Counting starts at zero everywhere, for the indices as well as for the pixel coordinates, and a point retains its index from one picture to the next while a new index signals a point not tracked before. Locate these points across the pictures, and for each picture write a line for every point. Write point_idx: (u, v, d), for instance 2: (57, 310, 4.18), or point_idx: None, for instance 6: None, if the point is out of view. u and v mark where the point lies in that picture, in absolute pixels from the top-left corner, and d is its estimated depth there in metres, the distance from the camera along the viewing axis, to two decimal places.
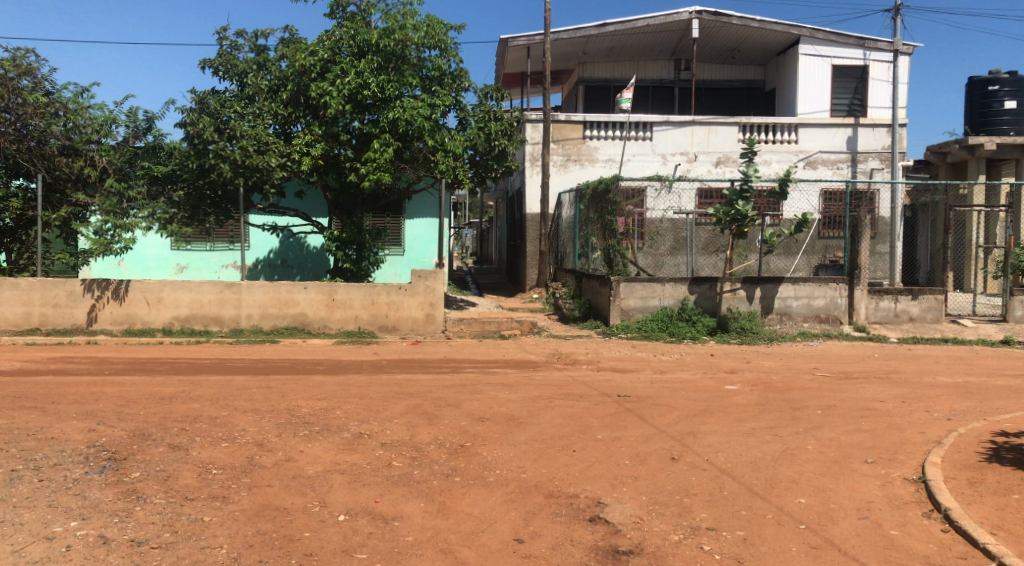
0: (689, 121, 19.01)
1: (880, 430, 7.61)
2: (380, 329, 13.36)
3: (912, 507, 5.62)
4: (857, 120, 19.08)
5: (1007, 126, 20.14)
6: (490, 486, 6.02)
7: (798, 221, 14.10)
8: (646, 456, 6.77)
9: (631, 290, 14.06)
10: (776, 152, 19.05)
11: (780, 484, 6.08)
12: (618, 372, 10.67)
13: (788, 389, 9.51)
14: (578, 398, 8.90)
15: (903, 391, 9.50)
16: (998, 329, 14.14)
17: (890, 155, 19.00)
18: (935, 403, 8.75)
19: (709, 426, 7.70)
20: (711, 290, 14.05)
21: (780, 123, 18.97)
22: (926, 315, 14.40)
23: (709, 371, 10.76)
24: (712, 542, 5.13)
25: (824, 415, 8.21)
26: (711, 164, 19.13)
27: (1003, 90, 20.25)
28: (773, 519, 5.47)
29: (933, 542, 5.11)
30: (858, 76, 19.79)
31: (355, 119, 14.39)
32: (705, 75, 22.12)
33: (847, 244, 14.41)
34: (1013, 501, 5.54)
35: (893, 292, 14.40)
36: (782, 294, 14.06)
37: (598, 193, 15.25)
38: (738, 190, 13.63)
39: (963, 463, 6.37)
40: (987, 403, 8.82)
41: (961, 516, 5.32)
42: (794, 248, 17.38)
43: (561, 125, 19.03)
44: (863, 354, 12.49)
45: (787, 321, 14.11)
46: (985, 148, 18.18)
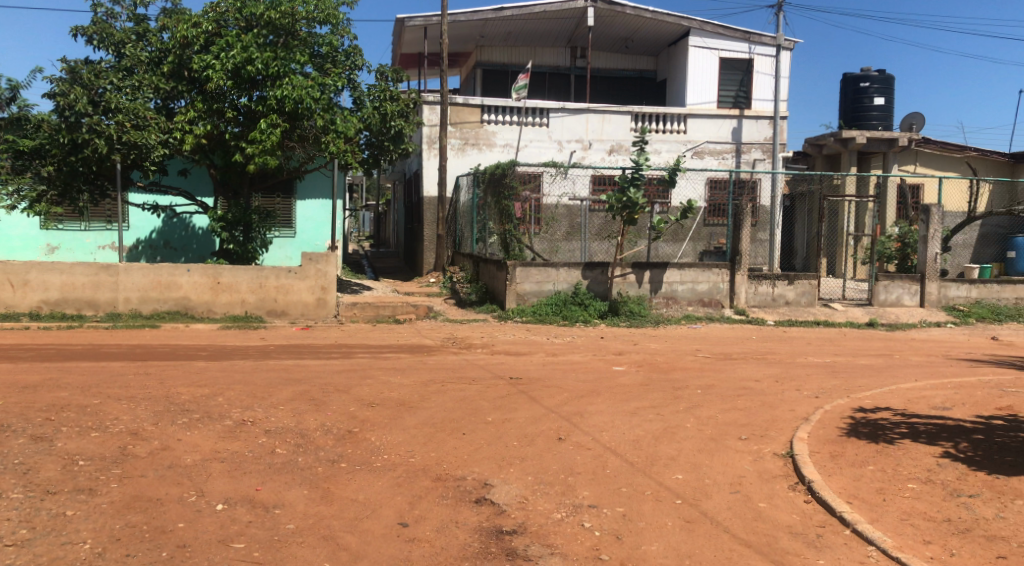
0: (584, 108, 19.26)
1: (755, 407, 7.99)
2: (268, 313, 13.01)
3: (779, 480, 5.94)
4: (741, 112, 19.83)
5: (876, 122, 21.40)
6: (376, 471, 5.98)
7: (685, 208, 14.58)
8: (533, 436, 6.88)
9: (527, 274, 14.19)
10: (665, 141, 19.65)
11: (659, 461, 6.31)
12: (511, 355, 10.78)
13: (671, 370, 9.87)
14: (471, 381, 8.95)
15: (776, 370, 10.03)
16: (864, 312, 15.09)
17: (771, 146, 19.88)
18: (805, 382, 9.28)
19: (595, 406, 7.91)
20: (603, 275, 14.38)
21: (670, 113, 19.52)
22: (800, 298, 15.23)
23: (599, 353, 11.03)
24: (592, 519, 5.25)
25: (703, 394, 8.57)
26: (605, 151, 19.49)
27: (872, 87, 21.47)
28: (652, 495, 5.67)
29: (796, 512, 5.40)
30: (744, 68, 20.60)
31: (242, 96, 13.84)
32: (601, 63, 22.45)
33: (730, 230, 14.96)
34: (868, 472, 5.94)
35: (770, 277, 15.11)
36: (669, 279, 14.58)
37: (495, 178, 15.39)
38: (630, 177, 13.95)
39: (827, 438, 6.77)
40: (850, 380, 9.43)
41: (822, 487, 5.65)
42: (681, 235, 18.00)
43: (459, 108, 18.95)
44: (743, 335, 13.07)
45: (672, 304, 14.65)
46: (857, 142, 19.34)
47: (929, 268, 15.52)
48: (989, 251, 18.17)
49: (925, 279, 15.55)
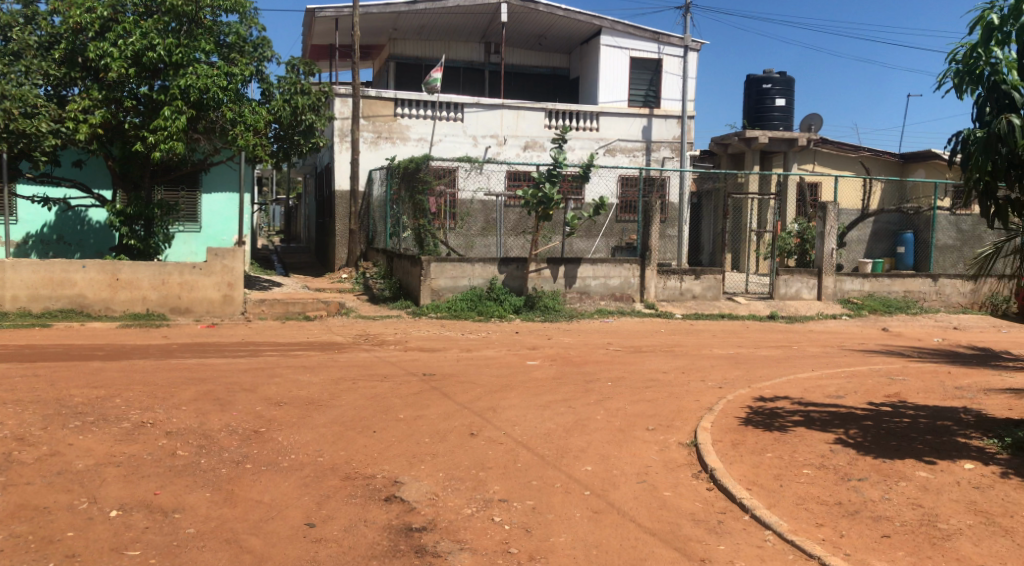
0: (498, 104, 19.30)
1: (662, 399, 8.19)
2: (171, 311, 12.55)
3: (684, 469, 6.11)
4: (651, 111, 20.25)
5: (778, 122, 22.23)
6: (283, 471, 5.85)
7: (597, 205, 14.80)
8: (445, 432, 6.86)
9: (442, 270, 14.11)
10: (579, 139, 19.90)
11: (569, 454, 6.40)
12: (424, 351, 10.72)
13: (583, 363, 10.02)
14: (382, 378, 8.86)
15: (683, 362, 10.32)
16: (766, 306, 15.66)
17: (679, 145, 20.38)
18: (710, 373, 9.58)
19: (508, 401, 7.95)
20: (518, 270, 14.50)
21: (583, 111, 19.78)
22: (706, 293, 15.67)
23: (512, 348, 11.09)
24: (502, 514, 5.28)
25: (613, 386, 8.73)
26: (520, 148, 19.58)
27: (774, 88, 22.26)
28: (561, 487, 5.74)
29: (699, 499, 5.56)
30: (653, 68, 21.05)
31: (143, 84, 13.28)
32: (514, 59, 22.54)
33: (640, 226, 15.27)
34: (767, 459, 6.18)
35: (679, 272, 15.49)
36: (582, 274, 14.81)
37: (408, 172, 15.24)
38: (546, 173, 14.07)
39: (728, 427, 7.01)
40: (752, 371, 9.79)
41: (723, 474, 5.84)
42: (594, 230, 18.33)
43: (371, 101, 18.69)
44: (652, 329, 13.37)
45: (585, 299, 14.87)
46: (760, 142, 20.03)
47: (826, 262, 16.22)
48: (881, 247, 18.84)
49: (822, 273, 16.25)
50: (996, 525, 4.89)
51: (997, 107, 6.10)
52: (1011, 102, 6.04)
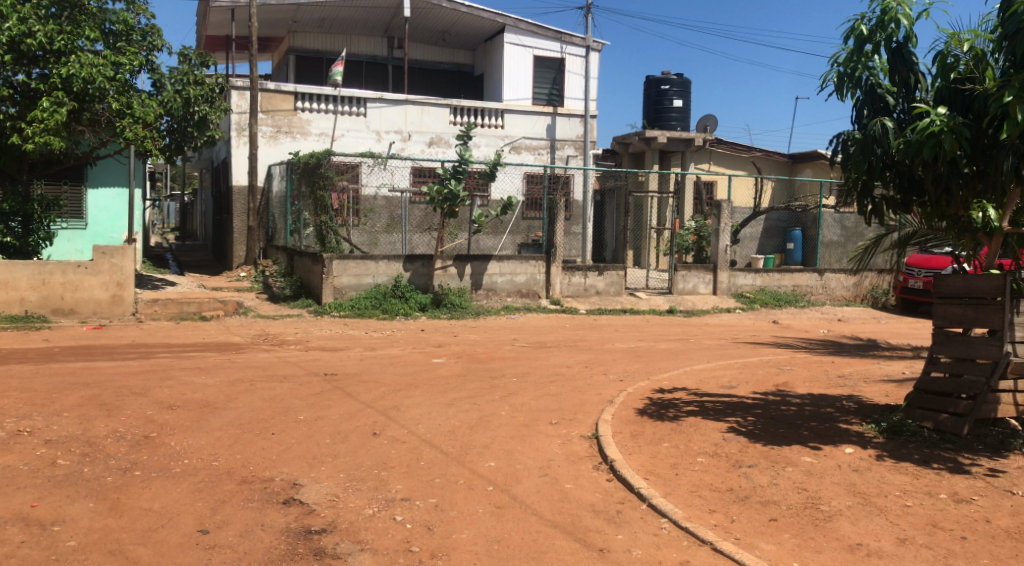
0: (402, 100, 19.11)
1: (565, 393, 8.31)
2: (53, 312, 11.88)
3: (585, 461, 6.22)
4: (555, 109, 20.45)
5: (675, 123, 22.89)
6: (175, 477, 5.63)
7: (503, 202, 14.86)
8: (347, 433, 6.76)
9: (345, 267, 13.88)
10: (484, 136, 19.91)
11: (473, 450, 6.40)
12: (327, 350, 10.53)
13: (488, 360, 10.05)
14: (282, 378, 8.64)
15: (586, 356, 10.49)
16: (665, 301, 16.10)
17: (583, 144, 20.69)
18: (612, 366, 9.78)
19: (412, 399, 7.89)
20: (423, 268, 14.40)
21: (487, 108, 19.83)
22: (609, 288, 16.02)
23: (418, 345, 11.02)
24: (404, 513, 5.23)
25: (518, 382, 8.80)
26: (425, 144, 19.45)
27: (671, 89, 22.90)
28: (464, 484, 5.74)
29: (599, 491, 5.66)
30: (556, 67, 21.27)
31: (20, 72, 12.49)
32: (418, 55, 22.37)
33: (545, 223, 15.43)
34: (664, 449, 6.35)
35: (583, 268, 15.76)
36: (488, 271, 14.87)
37: (309, 167, 14.89)
38: (451, 169, 14.02)
39: (628, 419, 7.17)
40: (652, 364, 10.06)
41: (623, 465, 5.97)
42: (501, 228, 18.39)
43: (270, 94, 18.20)
44: (557, 324, 13.54)
45: (492, 296, 14.93)
46: (659, 141, 20.57)
47: (721, 257, 16.80)
48: (772, 244, 20.05)
49: (718, 268, 16.83)
50: (872, 504, 5.19)
51: (872, 110, 6.49)
52: (885, 104, 6.44)
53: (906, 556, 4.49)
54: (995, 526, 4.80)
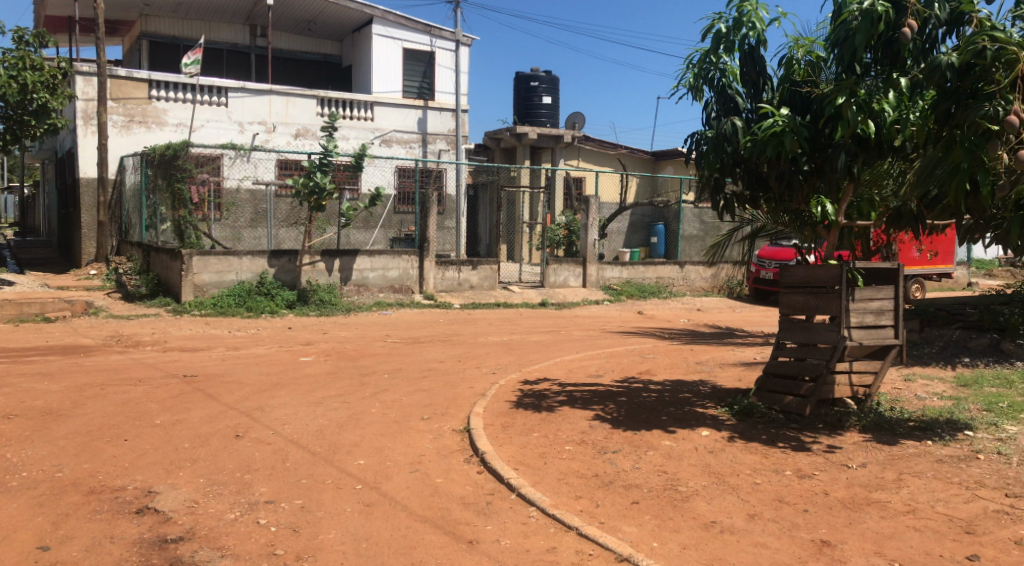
0: (266, 89, 18.46)
1: (437, 388, 8.29)
2: None
3: (456, 455, 6.23)
4: (425, 102, 20.36)
5: (545, 119, 23.29)
6: (12, 492, 5.22)
7: (373, 196, 14.63)
8: (208, 436, 6.48)
9: (206, 264, 13.28)
10: (353, 128, 19.57)
11: (342, 449, 6.29)
12: (187, 351, 10.05)
13: (358, 357, 9.90)
14: (137, 382, 8.18)
15: (458, 350, 10.51)
16: (537, 294, 16.37)
17: (454, 138, 20.70)
18: (484, 360, 9.85)
19: (278, 399, 7.66)
20: (290, 263, 13.98)
21: (356, 100, 19.47)
22: (482, 282, 16.14)
23: (285, 344, 10.69)
24: (268, 516, 5.07)
25: (389, 378, 8.71)
26: (290, 135, 18.87)
27: (541, 86, 23.25)
28: (332, 483, 5.63)
29: (469, 483, 5.69)
30: (426, 61, 21.16)
31: None
32: (282, 44, 21.66)
33: (417, 217, 15.33)
34: (534, 439, 6.46)
35: (456, 263, 15.79)
36: (359, 267, 14.61)
37: (165, 158, 14.09)
38: (317, 162, 13.68)
39: (499, 411, 7.24)
40: (523, 356, 10.20)
41: (493, 457, 6.03)
42: (372, 222, 17.83)
43: (121, 81, 17.16)
44: (430, 319, 13.48)
45: (363, 292, 14.69)
46: (530, 138, 20.85)
47: (590, 251, 17.23)
48: (638, 237, 20.60)
49: (587, 262, 17.24)
50: (725, 483, 5.48)
51: (724, 108, 6.85)
52: (735, 104, 6.82)
53: (756, 530, 4.77)
54: (833, 498, 5.17)
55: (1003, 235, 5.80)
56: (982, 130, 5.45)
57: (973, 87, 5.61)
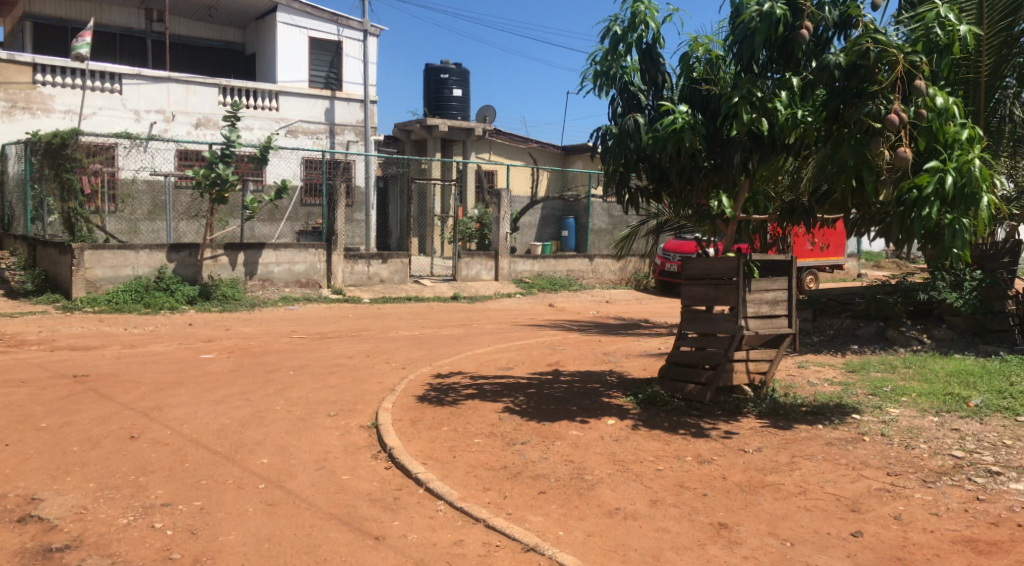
0: (163, 76, 17.74)
1: (345, 384, 8.17)
2: None
3: (363, 451, 6.16)
4: (333, 93, 20.02)
5: (456, 112, 23.23)
6: None
7: (278, 188, 14.24)
8: (100, 438, 6.20)
9: (99, 258, 12.69)
10: (257, 118, 19.03)
11: (244, 448, 6.12)
12: (78, 349, 9.57)
13: (263, 353, 9.64)
14: (23, 383, 7.74)
15: (367, 345, 10.38)
16: (449, 287, 16.32)
17: (363, 129, 20.43)
18: (394, 355, 9.75)
19: (177, 398, 7.39)
20: (190, 257, 13.53)
21: (260, 89, 18.95)
22: (393, 276, 15.98)
23: (185, 341, 10.31)
24: (164, 519, 4.90)
25: (295, 374, 8.53)
26: (190, 125, 18.20)
27: (451, 78, 23.16)
28: (234, 483, 5.47)
29: (377, 479, 5.63)
30: (333, 51, 20.66)
31: None
32: (181, 30, 20.83)
33: (325, 210, 15.04)
34: (443, 433, 6.45)
35: (366, 256, 15.58)
36: (264, 260, 14.28)
37: (51, 147, 13.34)
38: (219, 153, 13.24)
39: (408, 406, 7.20)
40: (434, 350, 10.16)
41: (401, 452, 5.98)
42: (278, 214, 17.33)
43: (2, 65, 16.17)
44: (339, 314, 13.25)
45: (269, 286, 14.32)
46: (440, 130, 20.72)
47: (501, 245, 17.30)
48: (548, 231, 20.76)
49: (499, 255, 17.32)
50: (630, 471, 5.60)
51: (627, 105, 6.99)
52: (638, 101, 6.97)
53: (657, 516, 4.90)
54: (731, 482, 5.36)
55: (886, 229, 6.15)
56: (866, 127, 5.80)
57: (858, 87, 5.91)
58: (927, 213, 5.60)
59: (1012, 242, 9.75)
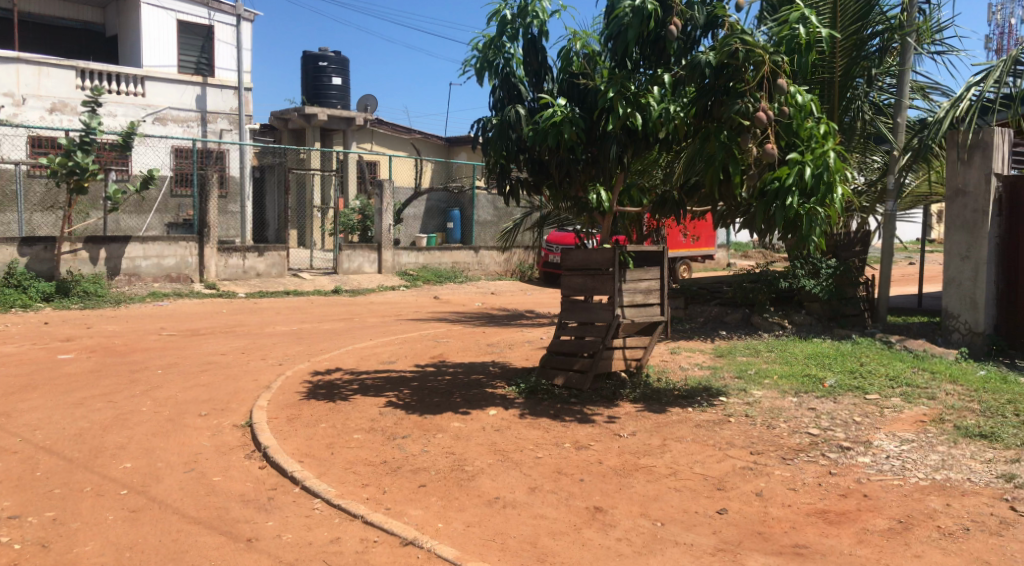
0: (12, 57, 16.46)
1: (217, 382, 7.86)
2: None
3: (236, 451, 5.94)
4: (205, 79, 19.18)
5: (335, 101, 22.72)
6: None
7: (144, 178, 13.51)
8: None
9: None
10: (121, 104, 17.97)
11: (104, 453, 5.79)
12: None
13: (128, 353, 9.13)
14: None
15: (242, 342, 10.02)
16: (330, 281, 15.97)
17: (238, 117, 19.73)
18: (270, 351, 9.46)
19: (29, 403, 6.90)
20: (45, 252, 12.65)
21: (124, 73, 17.90)
22: (270, 270, 15.49)
23: (39, 341, 9.64)
24: (11, 533, 4.57)
25: (163, 374, 8.12)
26: (44, 110, 17.03)
27: (330, 67, 22.67)
28: (91, 491, 5.17)
29: (250, 480, 5.45)
30: (203, 35, 19.73)
31: None
32: (33, 7, 19.31)
33: (196, 201, 14.39)
34: (320, 430, 6.30)
35: (241, 249, 15.03)
36: (130, 255, 13.56)
37: None
38: (77, 140, 12.44)
39: (285, 403, 7.00)
40: (312, 345, 9.91)
41: (276, 451, 5.81)
42: (146, 206, 16.46)
43: None
44: (212, 310, 12.73)
45: (135, 282, 13.61)
46: (320, 119, 20.23)
47: (384, 237, 17.07)
48: (434, 223, 20.78)
49: (381, 247, 17.08)
50: (509, 460, 5.66)
51: (508, 96, 7.03)
52: (519, 92, 7.00)
53: (535, 503, 4.97)
54: (606, 466, 5.50)
55: (751, 220, 6.46)
56: (736, 124, 6.03)
57: (725, 86, 6.13)
58: (788, 203, 5.92)
59: (863, 232, 10.44)
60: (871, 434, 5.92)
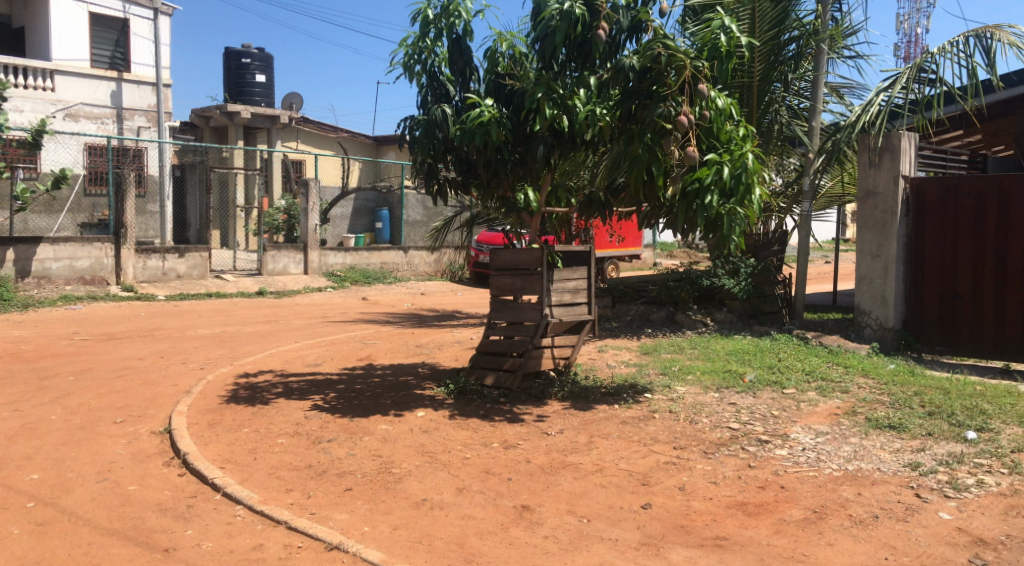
0: None
1: (134, 388, 7.59)
2: None
3: (154, 459, 5.76)
4: (120, 74, 18.57)
5: (259, 98, 22.20)
6: None
7: (56, 176, 12.96)
8: None
9: None
10: (28, 99, 17.25)
11: (11, 464, 5.53)
12: None
13: (37, 359, 8.74)
14: None
15: (161, 346, 9.70)
16: (254, 282, 15.60)
17: (156, 115, 19.14)
18: (190, 355, 9.19)
19: None
20: None
21: (32, 66, 17.17)
22: (191, 271, 15.05)
23: None
24: None
25: (75, 380, 7.80)
26: None
27: (253, 63, 22.18)
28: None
29: (168, 488, 5.28)
30: (119, 28, 18.91)
31: None
32: None
33: (111, 200, 13.87)
34: (243, 435, 6.16)
35: (160, 250, 14.58)
36: (40, 256, 12.99)
37: None
38: None
39: (206, 408, 6.81)
40: (235, 349, 9.67)
41: (196, 457, 5.64)
42: (57, 206, 15.77)
43: None
44: (129, 313, 12.30)
45: (46, 285, 13.06)
46: (243, 116, 19.76)
47: (310, 237, 16.79)
48: (361, 223, 20.47)
49: (308, 248, 16.80)
50: (436, 461, 5.63)
51: (435, 95, 7.03)
52: (446, 91, 7.02)
53: (463, 503, 4.96)
54: (534, 465, 5.54)
55: (673, 219, 6.56)
56: (658, 128, 6.12)
57: (649, 89, 6.22)
58: (708, 203, 6.05)
59: (780, 232, 10.75)
60: (788, 427, 6.12)
